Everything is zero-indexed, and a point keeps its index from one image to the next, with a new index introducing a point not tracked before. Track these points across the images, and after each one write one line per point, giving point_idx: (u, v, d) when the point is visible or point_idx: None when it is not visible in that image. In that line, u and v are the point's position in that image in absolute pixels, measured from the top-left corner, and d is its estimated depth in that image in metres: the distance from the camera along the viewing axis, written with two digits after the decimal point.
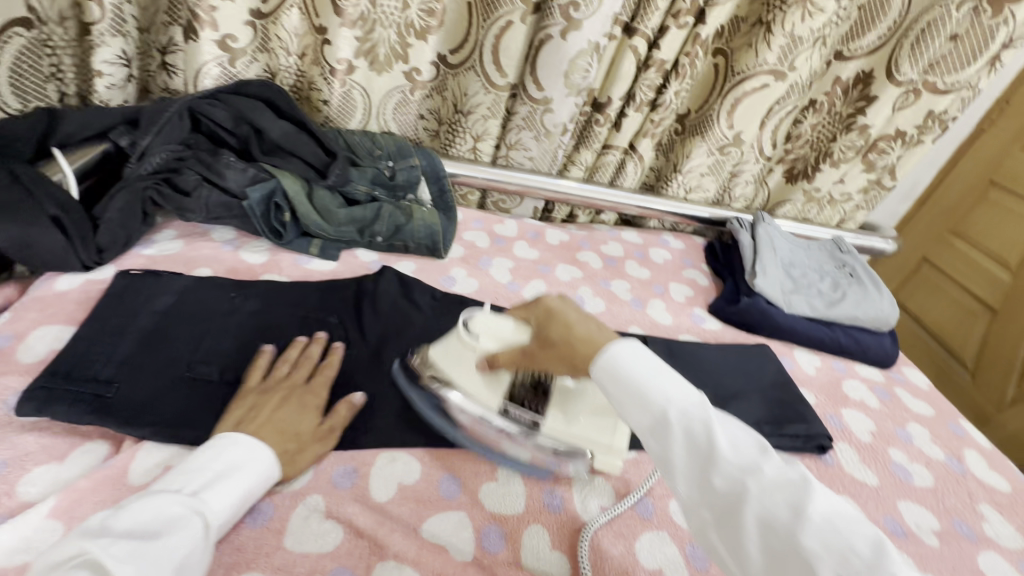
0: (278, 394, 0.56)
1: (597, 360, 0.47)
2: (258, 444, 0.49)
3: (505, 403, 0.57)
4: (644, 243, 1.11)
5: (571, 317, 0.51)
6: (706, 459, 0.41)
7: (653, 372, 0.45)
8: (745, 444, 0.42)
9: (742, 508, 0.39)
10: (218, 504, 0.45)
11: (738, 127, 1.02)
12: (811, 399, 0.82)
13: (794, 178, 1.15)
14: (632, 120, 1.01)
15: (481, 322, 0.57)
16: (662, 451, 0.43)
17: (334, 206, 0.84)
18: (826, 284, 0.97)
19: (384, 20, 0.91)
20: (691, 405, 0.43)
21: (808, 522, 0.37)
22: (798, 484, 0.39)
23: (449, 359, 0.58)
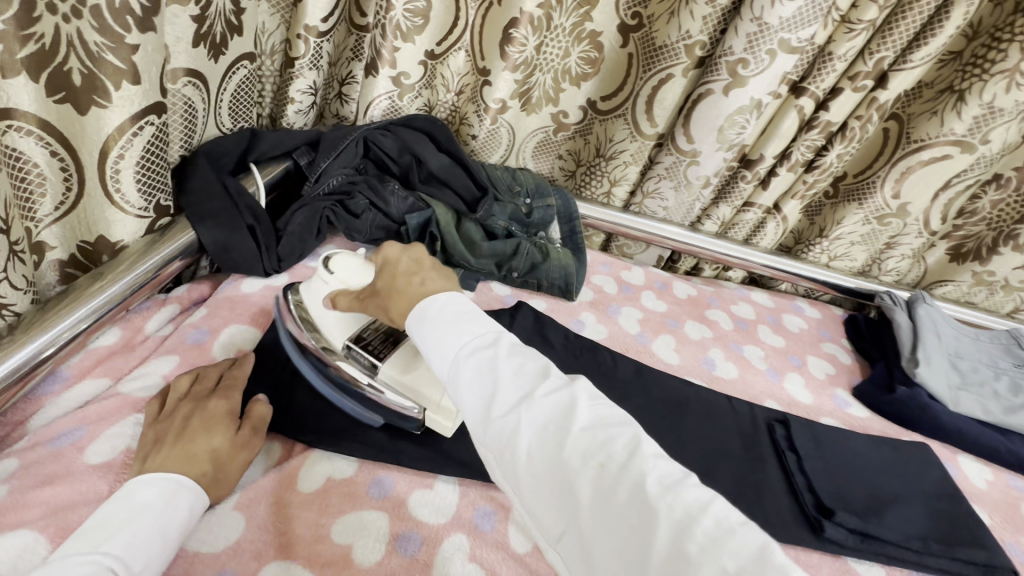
0: (179, 411, 0.52)
1: (412, 314, 0.49)
2: (169, 478, 0.45)
3: (349, 342, 0.59)
4: (776, 307, 1.04)
5: (401, 266, 0.54)
6: (487, 393, 0.43)
7: (454, 319, 0.47)
8: (526, 371, 0.44)
9: (516, 435, 0.41)
10: (135, 555, 0.40)
11: (905, 197, 0.94)
12: (985, 519, 0.71)
13: (961, 257, 1.03)
14: (782, 180, 0.97)
15: (336, 258, 0.60)
16: (454, 392, 0.44)
17: (478, 238, 0.87)
18: (1003, 385, 0.85)
19: (544, 66, 0.95)
20: (479, 343, 0.45)
21: (569, 437, 0.40)
22: (565, 404, 0.42)
23: (313, 296, 0.61)
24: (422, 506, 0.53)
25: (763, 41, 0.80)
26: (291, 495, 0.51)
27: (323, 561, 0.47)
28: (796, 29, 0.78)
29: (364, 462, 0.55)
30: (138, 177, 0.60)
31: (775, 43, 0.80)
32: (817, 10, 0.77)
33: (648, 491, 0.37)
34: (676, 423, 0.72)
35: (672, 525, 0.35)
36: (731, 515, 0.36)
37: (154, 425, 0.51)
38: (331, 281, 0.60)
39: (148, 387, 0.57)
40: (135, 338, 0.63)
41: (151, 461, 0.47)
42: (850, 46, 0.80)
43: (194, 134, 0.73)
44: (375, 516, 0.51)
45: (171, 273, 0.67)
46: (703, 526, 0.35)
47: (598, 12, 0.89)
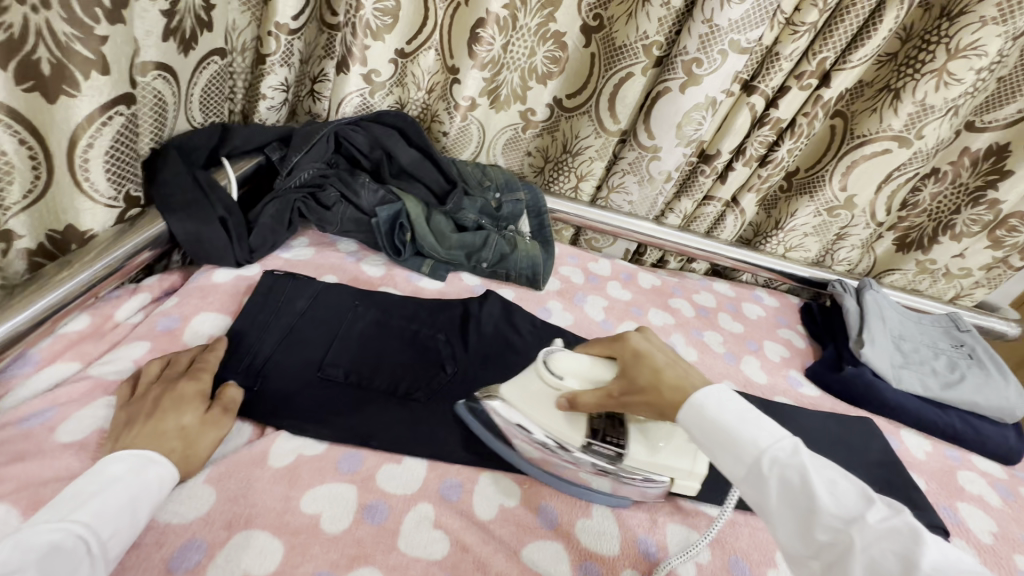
0: (151, 393, 0.53)
1: (685, 408, 0.49)
2: (141, 453, 0.47)
3: (587, 438, 0.58)
4: (736, 296, 1.09)
5: (659, 360, 0.55)
6: (805, 507, 0.42)
7: (740, 419, 0.47)
8: (843, 491, 0.42)
9: (849, 556, 0.39)
10: (104, 523, 0.42)
11: (852, 189, 1.00)
12: (922, 485, 0.76)
13: (905, 246, 1.10)
14: (738, 174, 1.02)
15: (560, 360, 0.60)
16: (757, 497, 0.44)
17: (447, 230, 0.90)
18: (941, 363, 0.91)
19: (511, 65, 0.98)
20: (784, 452, 0.45)
21: (918, 571, 0.37)
22: (902, 530, 0.39)
23: (533, 395, 0.60)
24: (389, 479, 0.56)
25: (715, 42, 0.85)
26: (260, 470, 0.53)
27: (291, 530, 0.49)
28: (744, 30, 0.83)
29: (332, 440, 0.58)
30: (108, 167, 0.61)
31: (726, 43, 0.85)
32: (763, 13, 0.82)
33: None
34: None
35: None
36: None
37: (125, 407, 0.53)
38: (562, 385, 0.59)
39: (121, 370, 0.58)
40: (104, 325, 0.64)
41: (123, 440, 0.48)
42: (795, 47, 0.86)
43: (164, 127, 0.74)
44: (343, 489, 0.54)
45: (141, 262, 0.68)
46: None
47: (561, 13, 0.93)
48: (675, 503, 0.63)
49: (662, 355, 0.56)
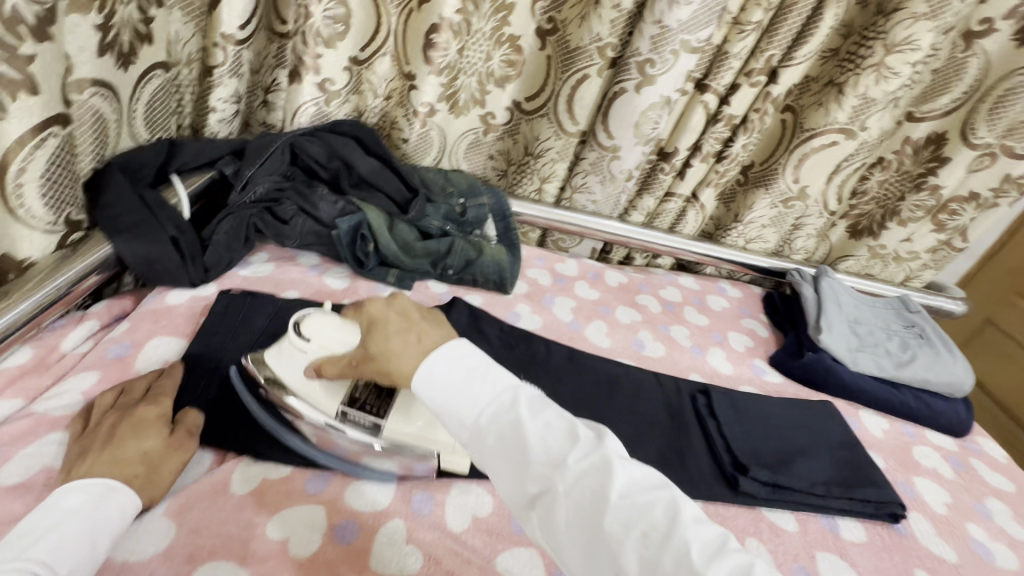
0: (105, 422, 0.51)
1: (416, 376, 0.49)
2: (98, 483, 0.45)
3: (342, 407, 0.58)
4: (700, 289, 1.12)
5: (389, 327, 0.54)
6: (517, 457, 0.45)
7: (465, 381, 0.49)
8: (555, 435, 0.46)
9: (555, 502, 0.43)
10: (58, 559, 0.40)
11: (804, 181, 1.04)
12: (881, 463, 0.79)
13: (857, 234, 1.15)
14: (696, 170, 1.04)
15: (310, 323, 0.60)
16: (478, 455, 0.47)
17: (412, 239, 0.89)
18: (894, 344, 0.95)
19: (468, 69, 0.98)
20: (501, 408, 0.47)
21: (608, 504, 0.42)
22: (598, 467, 0.44)
23: (288, 366, 0.59)
24: (358, 497, 0.55)
25: (666, 43, 0.87)
26: (224, 498, 0.52)
27: (257, 557, 0.48)
28: (693, 30, 0.85)
29: (298, 462, 0.56)
30: (44, 193, 0.58)
31: (677, 43, 0.87)
32: (710, 13, 0.84)
33: (693, 559, 0.39)
34: (607, 400, 0.76)
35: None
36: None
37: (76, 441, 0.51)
38: (309, 348, 0.59)
39: (69, 404, 0.56)
40: (50, 356, 0.61)
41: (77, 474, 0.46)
42: (742, 45, 0.88)
43: (107, 145, 0.71)
44: (311, 510, 0.53)
45: (88, 288, 0.65)
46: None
47: (515, 16, 0.93)
48: None
49: (395, 324, 0.54)
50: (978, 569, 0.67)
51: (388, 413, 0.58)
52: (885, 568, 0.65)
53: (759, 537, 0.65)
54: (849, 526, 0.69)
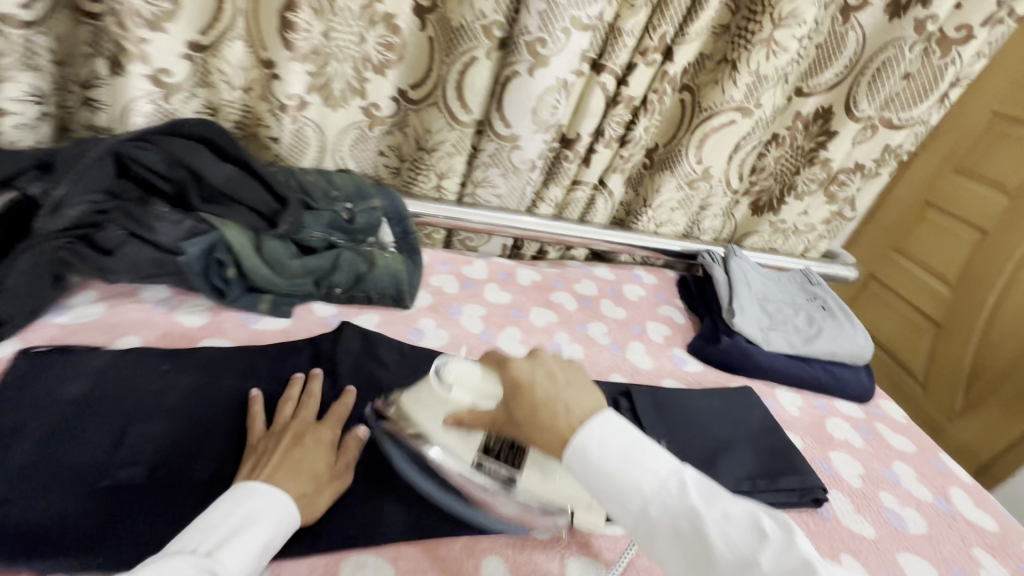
0: (288, 432, 0.57)
1: (568, 452, 0.46)
2: (275, 495, 0.49)
3: (478, 458, 0.58)
4: (617, 279, 1.08)
5: (539, 390, 0.51)
6: (699, 555, 0.41)
7: (623, 461, 0.44)
8: (738, 530, 0.41)
9: None
10: (236, 564, 0.43)
11: (706, 161, 1.02)
12: (799, 443, 0.79)
13: (759, 210, 1.16)
14: (601, 157, 0.99)
15: (452, 370, 0.60)
16: (651, 548, 0.43)
17: (286, 256, 0.75)
18: (801, 319, 0.96)
19: (339, 54, 0.85)
20: (670, 496, 0.42)
21: None
22: (800, 569, 0.38)
23: (422, 407, 0.60)
24: None
25: (555, 20, 0.80)
26: None
27: None
28: (583, 6, 0.79)
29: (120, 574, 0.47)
30: None
31: (567, 20, 0.80)
32: None
33: None
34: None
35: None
36: None
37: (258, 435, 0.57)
38: (450, 397, 0.59)
39: None
40: None
41: (267, 476, 0.51)
42: (634, 21, 0.84)
43: None
44: None
45: None
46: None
47: None
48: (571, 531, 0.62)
49: (548, 386, 0.51)
50: (896, 540, 0.68)
51: (523, 468, 0.57)
52: None
53: None
54: None
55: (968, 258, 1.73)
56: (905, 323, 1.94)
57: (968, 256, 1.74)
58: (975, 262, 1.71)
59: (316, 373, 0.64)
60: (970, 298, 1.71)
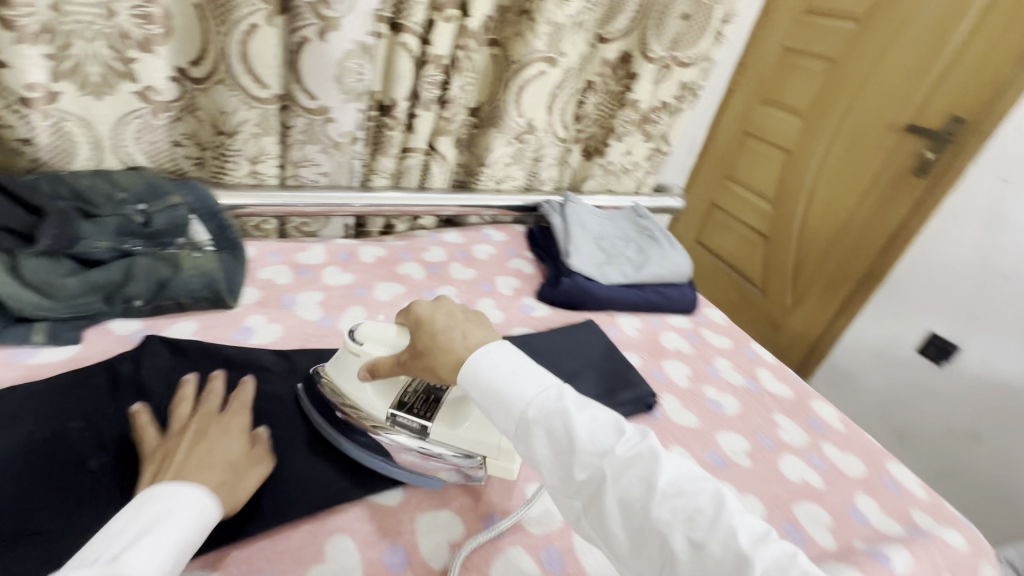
0: (190, 429, 0.54)
1: (464, 369, 0.53)
2: (188, 493, 0.47)
3: (393, 411, 0.60)
4: (466, 242, 1.12)
5: (438, 322, 0.58)
6: (565, 451, 0.49)
7: (510, 375, 0.52)
8: (601, 429, 0.49)
9: (603, 491, 0.47)
10: (143, 569, 0.40)
11: (528, 114, 1.05)
12: (636, 360, 0.88)
13: (589, 155, 1.24)
14: (424, 120, 0.98)
15: (363, 328, 0.63)
16: (529, 450, 0.50)
17: (59, 274, 0.66)
18: (632, 250, 1.05)
19: (84, 31, 0.72)
20: (547, 400, 0.50)
21: (657, 493, 0.46)
22: (647, 459, 0.47)
23: (338, 368, 0.63)
24: None
25: None
26: None
27: None
28: None
29: None
30: None
31: None
32: None
33: (740, 543, 0.43)
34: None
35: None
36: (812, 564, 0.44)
37: (155, 442, 0.53)
38: (360, 353, 0.62)
39: None
40: None
41: (174, 472, 0.49)
42: None
43: None
44: None
45: None
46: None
47: None
48: (421, 489, 0.62)
49: (445, 319, 0.58)
50: (715, 424, 0.78)
51: (434, 417, 0.60)
52: None
53: None
54: None
55: (781, 175, 2.01)
56: (740, 240, 2.22)
57: (780, 173, 2.02)
58: (785, 178, 2.00)
59: (215, 374, 0.62)
60: (787, 210, 2.00)
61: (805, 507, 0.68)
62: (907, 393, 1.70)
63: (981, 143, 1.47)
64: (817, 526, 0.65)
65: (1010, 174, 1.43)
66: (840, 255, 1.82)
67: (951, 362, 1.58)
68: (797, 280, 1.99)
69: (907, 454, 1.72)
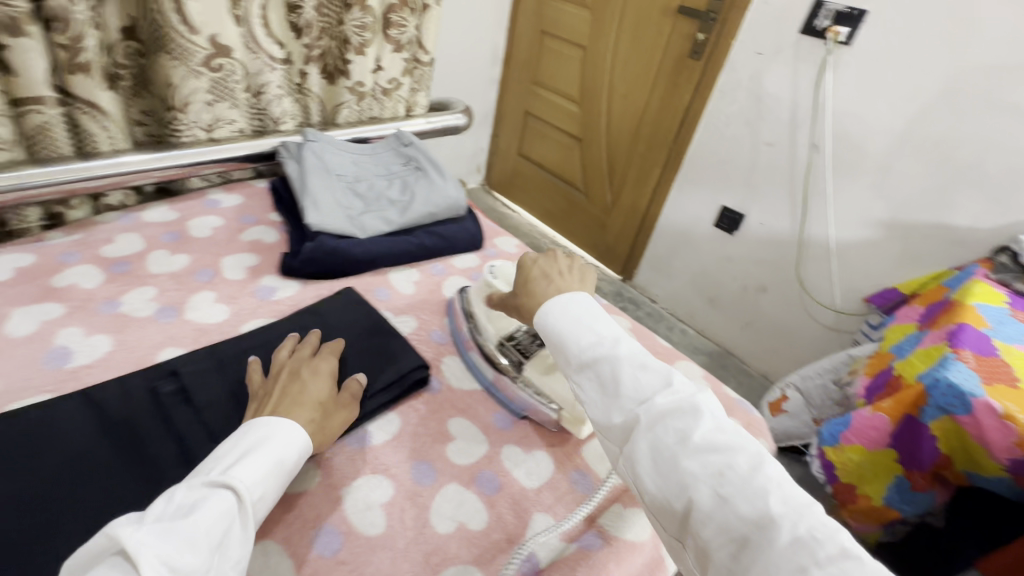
0: (284, 370, 0.55)
1: (538, 316, 0.52)
2: (287, 420, 0.48)
3: (502, 341, 0.67)
4: (180, 218, 0.84)
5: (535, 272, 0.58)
6: (611, 395, 0.44)
7: (573, 324, 0.49)
8: (647, 378, 0.44)
9: (636, 436, 0.42)
10: (251, 479, 0.42)
11: (207, 29, 0.77)
12: (411, 325, 0.74)
13: (333, 76, 1.01)
14: (25, 54, 0.65)
15: (503, 270, 0.72)
16: (580, 392, 0.47)
17: None
18: (395, 190, 0.88)
19: None
20: (601, 349, 0.47)
21: (691, 447, 0.40)
22: (686, 411, 0.41)
23: (477, 294, 0.72)
24: None
25: None
26: None
27: None
28: None
29: None
30: None
31: None
32: None
33: (771, 511, 0.36)
34: None
35: (799, 560, 0.35)
36: (851, 542, 0.36)
37: (260, 384, 0.55)
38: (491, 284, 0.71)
39: None
40: None
41: (270, 407, 0.50)
42: None
43: None
44: None
45: None
46: (828, 563, 0.34)
47: None
48: None
49: (542, 268, 0.58)
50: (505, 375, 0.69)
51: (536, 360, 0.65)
52: (422, 441, 0.59)
53: (268, 531, 0.48)
54: (380, 426, 0.59)
55: (582, 73, 1.93)
56: (557, 146, 2.15)
57: (582, 70, 1.93)
58: (586, 75, 1.92)
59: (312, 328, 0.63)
60: (593, 108, 1.94)
61: (595, 444, 0.63)
62: (711, 262, 1.86)
63: (738, 17, 1.51)
64: (605, 464, 0.60)
65: (763, 46, 1.51)
66: (643, 148, 1.84)
67: (739, 230, 1.74)
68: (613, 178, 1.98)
69: (719, 317, 1.92)
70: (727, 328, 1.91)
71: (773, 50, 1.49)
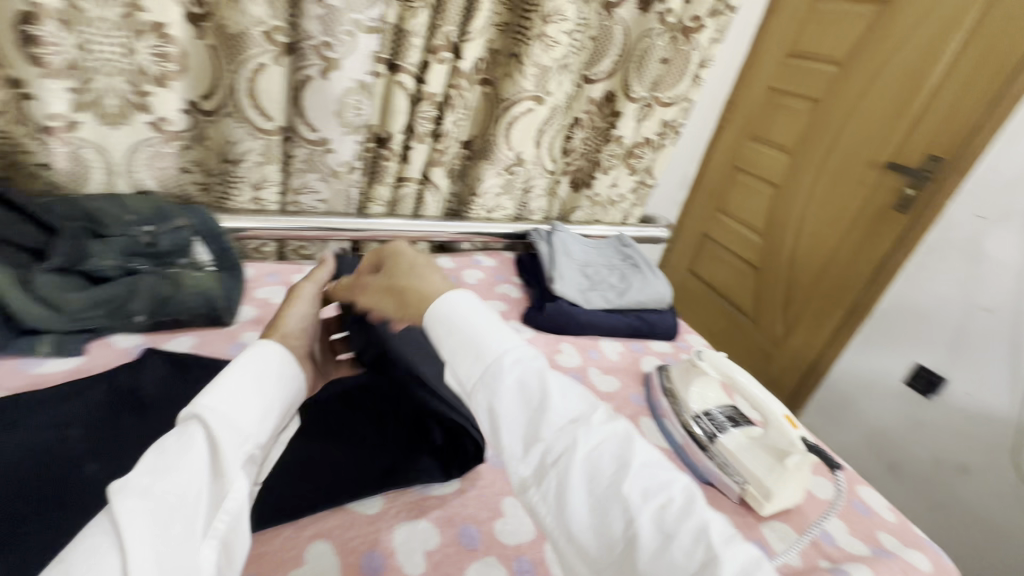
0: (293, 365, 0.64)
1: (432, 303, 0.54)
2: (247, 352, 0.51)
3: (698, 413, 0.79)
4: (457, 266, 1.16)
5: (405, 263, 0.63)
6: (533, 404, 0.45)
7: (487, 324, 0.50)
8: (573, 397, 0.47)
9: (569, 455, 0.42)
10: (222, 404, 0.45)
11: (518, 148, 1.12)
12: (617, 384, 0.91)
13: (578, 187, 1.32)
14: (418, 152, 1.04)
15: (709, 352, 0.84)
16: (494, 398, 0.46)
17: (65, 291, 0.71)
18: (615, 278, 1.10)
19: (105, 67, 0.76)
20: (518, 358, 0.48)
21: (630, 469, 0.41)
22: (623, 440, 0.44)
23: (680, 370, 0.86)
24: None
25: (337, 22, 0.84)
26: None
27: None
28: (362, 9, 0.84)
29: None
30: None
31: (349, 24, 0.84)
32: None
33: (714, 538, 0.38)
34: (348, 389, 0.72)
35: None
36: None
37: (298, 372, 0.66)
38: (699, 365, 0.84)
39: None
40: None
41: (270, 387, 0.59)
42: (418, 23, 0.91)
43: None
44: None
45: None
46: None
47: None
48: (403, 497, 0.63)
49: (414, 263, 0.63)
50: None
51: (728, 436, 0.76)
52: None
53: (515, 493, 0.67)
54: None
55: (770, 209, 2.05)
56: (732, 270, 2.24)
57: (771, 207, 2.05)
58: (775, 211, 2.03)
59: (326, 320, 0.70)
60: (777, 241, 2.02)
61: (773, 524, 0.70)
62: (898, 424, 1.70)
63: (958, 182, 1.52)
64: (783, 543, 0.68)
65: (986, 211, 1.49)
66: (827, 287, 1.84)
67: (938, 394, 1.60)
68: (789, 310, 1.98)
69: (898, 488, 1.72)
70: (907, 503, 1.70)
71: (999, 216, 1.46)
